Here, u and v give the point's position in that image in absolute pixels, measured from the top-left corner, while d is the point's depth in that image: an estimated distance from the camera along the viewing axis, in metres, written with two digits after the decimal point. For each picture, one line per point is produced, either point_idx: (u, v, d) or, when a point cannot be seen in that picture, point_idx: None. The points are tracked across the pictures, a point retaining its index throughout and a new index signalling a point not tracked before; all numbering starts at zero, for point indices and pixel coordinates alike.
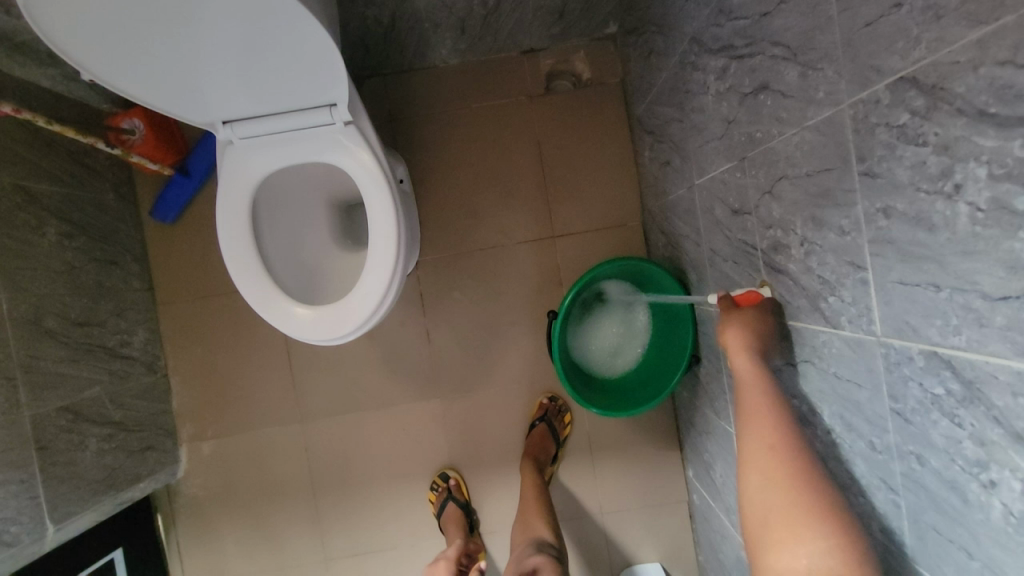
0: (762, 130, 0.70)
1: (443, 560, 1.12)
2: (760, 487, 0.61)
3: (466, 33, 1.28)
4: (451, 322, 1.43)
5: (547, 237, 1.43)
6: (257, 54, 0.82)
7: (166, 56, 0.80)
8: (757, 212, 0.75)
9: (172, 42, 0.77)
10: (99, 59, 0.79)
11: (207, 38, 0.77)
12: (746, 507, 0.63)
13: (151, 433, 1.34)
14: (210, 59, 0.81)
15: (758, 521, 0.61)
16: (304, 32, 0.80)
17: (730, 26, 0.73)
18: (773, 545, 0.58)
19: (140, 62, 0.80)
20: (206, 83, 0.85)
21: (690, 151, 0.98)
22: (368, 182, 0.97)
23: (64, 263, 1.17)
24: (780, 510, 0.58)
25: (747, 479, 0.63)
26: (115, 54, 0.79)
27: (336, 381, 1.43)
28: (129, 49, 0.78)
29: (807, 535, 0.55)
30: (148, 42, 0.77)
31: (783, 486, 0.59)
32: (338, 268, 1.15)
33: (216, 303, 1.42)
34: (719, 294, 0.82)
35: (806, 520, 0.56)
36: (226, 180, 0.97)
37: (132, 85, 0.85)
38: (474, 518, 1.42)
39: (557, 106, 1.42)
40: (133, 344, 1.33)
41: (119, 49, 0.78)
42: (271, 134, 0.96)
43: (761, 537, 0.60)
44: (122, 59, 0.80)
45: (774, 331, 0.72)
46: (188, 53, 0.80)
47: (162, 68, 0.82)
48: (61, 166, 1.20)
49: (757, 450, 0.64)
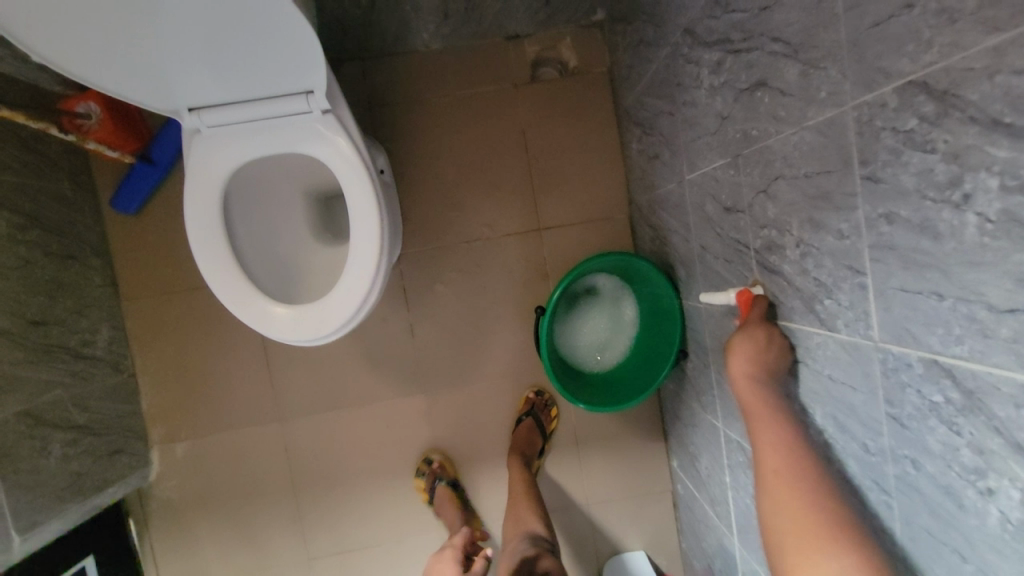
0: (758, 128, 0.69)
1: (450, 549, 1.09)
2: (774, 509, 0.62)
3: (450, 17, 1.23)
4: (436, 317, 1.41)
5: (533, 230, 1.41)
6: (221, 32, 0.75)
7: (127, 35, 0.73)
8: (751, 210, 0.74)
9: (135, 21, 0.71)
10: (52, 36, 0.72)
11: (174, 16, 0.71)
12: (764, 529, 0.63)
13: (120, 436, 1.28)
14: (171, 38, 0.74)
15: (775, 542, 0.61)
16: (272, 8, 0.73)
17: (727, 19, 0.72)
18: (789, 568, 0.58)
19: (99, 41, 0.74)
20: (168, 65, 0.78)
21: (681, 145, 0.96)
22: (348, 173, 0.92)
23: (17, 258, 1.08)
24: (794, 533, 0.59)
25: (763, 501, 0.64)
26: (69, 31, 0.71)
27: (315, 378, 1.39)
28: (86, 25, 0.71)
29: (823, 559, 0.55)
30: (108, 19, 0.70)
31: (795, 509, 0.60)
32: (319, 264, 1.11)
33: (186, 298, 1.35)
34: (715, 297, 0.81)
35: (821, 545, 0.56)
36: (195, 172, 0.91)
37: (87, 67, 0.77)
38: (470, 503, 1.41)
39: (543, 96, 1.38)
40: (97, 343, 1.26)
41: (73, 25, 0.71)
42: (240, 122, 0.89)
43: (779, 558, 0.60)
44: (77, 37, 0.72)
45: (782, 340, 0.70)
46: (143, 30, 0.72)
47: (117, 48, 0.75)
48: (12, 153, 1.10)
49: (765, 469, 0.65)
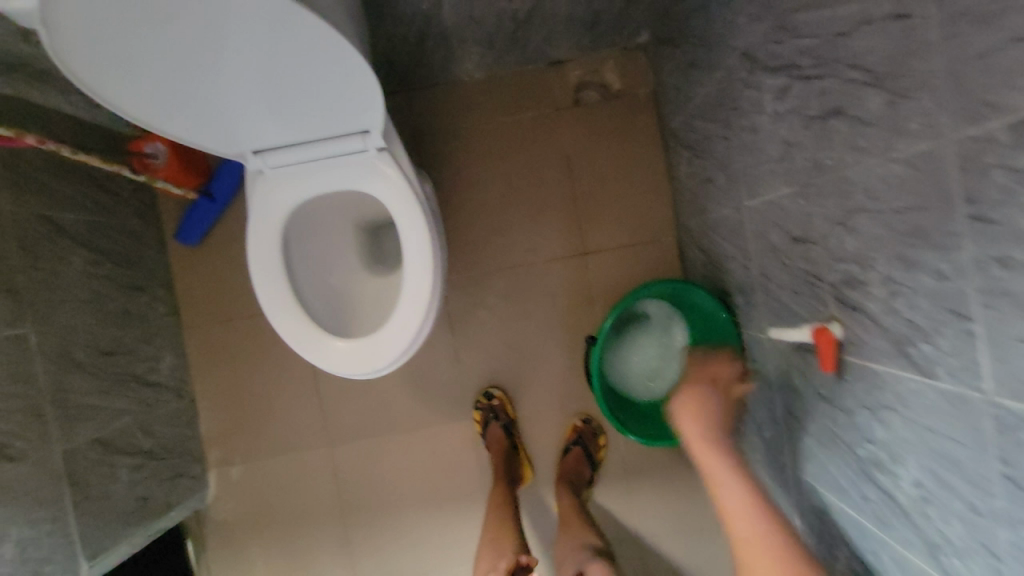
0: (832, 157, 0.65)
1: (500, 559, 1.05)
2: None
3: (494, 47, 1.23)
4: (481, 342, 1.40)
5: (579, 254, 1.39)
6: (286, 82, 0.77)
7: (195, 84, 0.75)
8: (825, 242, 0.70)
9: (202, 70, 0.73)
10: (127, 91, 0.75)
11: (237, 63, 0.72)
12: None
13: (180, 460, 1.33)
14: (240, 89, 0.77)
15: None
16: (336, 58, 0.74)
17: (794, 44, 0.69)
18: None
19: (169, 92, 0.76)
20: (236, 113, 0.81)
21: (739, 170, 0.93)
22: (403, 210, 0.93)
23: (91, 292, 1.15)
24: None
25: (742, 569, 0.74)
26: (143, 86, 0.74)
27: (363, 403, 1.41)
28: (158, 78, 0.73)
29: None
30: (178, 70, 0.72)
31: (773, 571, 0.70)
32: (370, 295, 1.11)
33: (241, 326, 1.40)
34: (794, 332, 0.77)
35: None
36: (258, 212, 0.94)
37: (159, 116, 0.80)
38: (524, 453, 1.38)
39: (587, 119, 1.38)
40: (160, 370, 1.31)
41: (146, 79, 0.73)
42: (300, 163, 0.92)
43: None
44: (150, 90, 0.75)
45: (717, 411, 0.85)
46: (214, 83, 0.75)
47: (189, 100, 0.78)
48: (86, 193, 1.17)
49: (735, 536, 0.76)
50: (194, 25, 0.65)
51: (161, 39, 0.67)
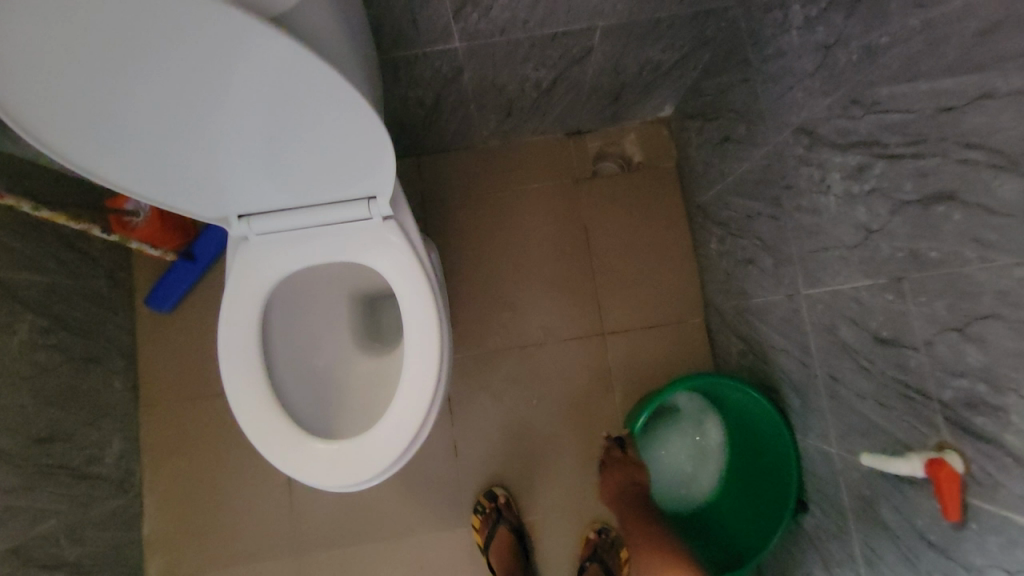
0: (939, 249, 0.54)
1: None
2: None
3: (513, 115, 1.17)
4: (483, 433, 1.22)
5: (596, 335, 1.25)
6: (287, 141, 0.66)
7: (175, 135, 0.63)
8: (930, 350, 0.57)
9: (185, 118, 0.60)
10: (89, 140, 0.62)
11: (230, 112, 0.60)
12: None
13: (111, 573, 1.09)
14: (231, 146, 0.65)
15: None
16: (348, 121, 0.64)
17: (874, 120, 0.60)
18: None
19: (142, 142, 0.63)
20: (223, 171, 0.69)
21: (791, 254, 0.82)
22: (407, 286, 0.80)
23: (34, 366, 0.98)
24: None
25: None
26: (109, 134, 0.61)
27: (342, 503, 1.20)
28: (129, 129, 0.61)
29: None
30: (155, 118, 0.60)
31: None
32: (359, 379, 0.95)
33: (209, 406, 1.22)
34: (890, 461, 0.61)
35: None
36: (237, 282, 0.80)
37: (131, 171, 0.67)
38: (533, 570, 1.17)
39: (606, 192, 1.29)
40: (104, 459, 1.11)
41: (114, 128, 0.61)
42: (293, 229, 0.80)
43: None
44: (119, 139, 0.62)
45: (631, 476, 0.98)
46: (201, 139, 0.64)
47: (169, 156, 0.66)
48: (49, 252, 1.04)
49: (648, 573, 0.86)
50: (178, 68, 0.54)
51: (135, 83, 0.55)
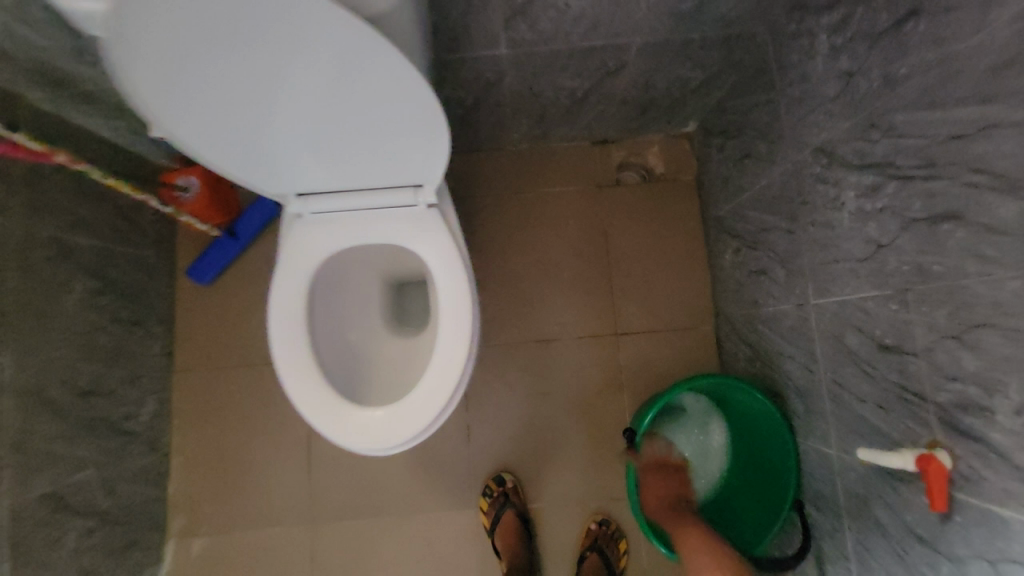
0: (942, 263, 0.59)
1: None
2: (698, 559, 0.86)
3: (545, 120, 1.23)
4: (495, 420, 1.28)
5: (609, 334, 1.31)
6: (358, 127, 0.72)
7: (256, 113, 0.69)
8: (929, 355, 0.62)
9: (268, 98, 0.66)
10: (182, 115, 0.68)
11: (308, 94, 0.66)
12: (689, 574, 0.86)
13: (137, 526, 1.15)
14: (308, 129, 0.72)
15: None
16: (416, 114, 0.70)
17: (889, 143, 0.66)
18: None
19: (228, 119, 0.69)
20: (295, 151, 0.76)
21: (803, 265, 0.87)
22: (443, 270, 0.86)
23: (85, 324, 1.04)
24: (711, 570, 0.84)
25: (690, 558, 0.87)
26: (196, 110, 0.67)
27: (356, 478, 1.26)
28: (221, 107, 0.67)
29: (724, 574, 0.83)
30: (246, 98, 0.66)
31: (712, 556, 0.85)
32: (388, 357, 1.02)
33: (238, 376, 1.28)
34: (886, 459, 0.66)
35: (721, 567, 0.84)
36: (288, 256, 0.87)
37: (212, 147, 0.73)
38: (536, 557, 1.22)
39: (627, 200, 1.35)
40: (138, 418, 1.17)
41: (203, 103, 0.66)
42: (344, 211, 0.86)
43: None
44: (205, 113, 0.68)
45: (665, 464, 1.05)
46: (282, 120, 0.70)
47: (250, 134, 0.72)
48: (106, 219, 1.11)
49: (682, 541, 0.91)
50: (278, 54, 0.60)
51: (233, 64, 0.61)
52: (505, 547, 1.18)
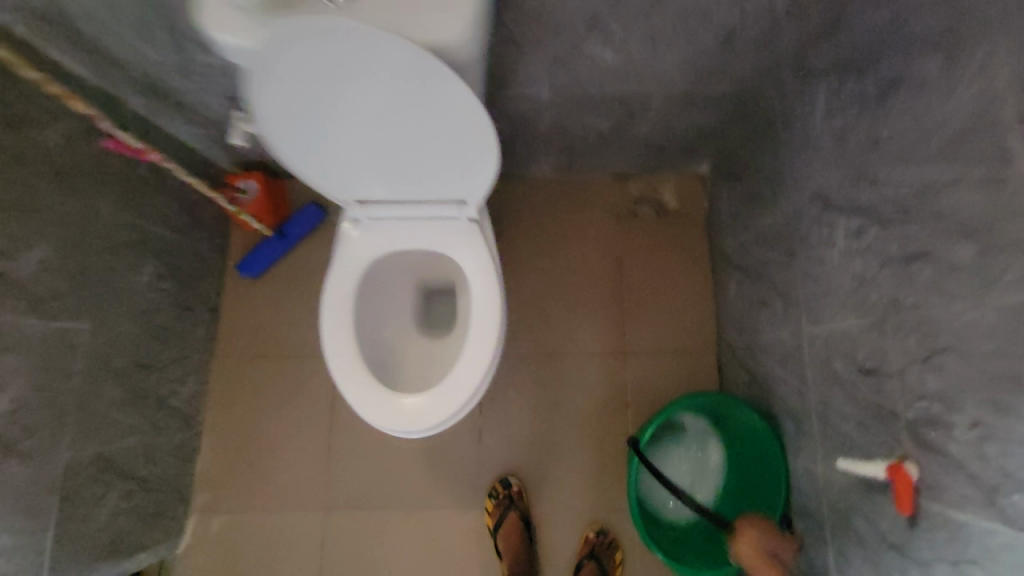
0: (914, 296, 0.69)
1: None
2: None
3: (572, 153, 1.36)
4: (506, 426, 1.36)
5: (618, 353, 1.40)
6: (426, 149, 0.84)
7: (341, 130, 0.81)
8: (902, 377, 0.71)
9: (357, 118, 0.79)
10: (283, 127, 0.80)
11: (391, 117, 0.79)
12: None
13: (167, 496, 1.24)
14: (384, 147, 0.84)
15: None
16: (477, 142, 0.83)
17: (874, 193, 0.77)
18: None
19: (319, 133, 0.82)
20: (368, 166, 0.88)
21: (799, 297, 0.97)
22: (478, 277, 0.97)
23: (148, 303, 1.16)
24: None
25: None
26: (296, 123, 0.79)
27: (371, 469, 1.34)
28: (317, 123, 0.80)
29: None
30: (340, 117, 0.79)
31: None
32: (419, 356, 1.12)
33: (271, 365, 1.38)
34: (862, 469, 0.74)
35: None
36: (343, 255, 0.98)
37: (298, 156, 0.85)
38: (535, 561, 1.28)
39: (642, 230, 1.47)
40: (179, 395, 1.27)
41: (303, 118, 0.79)
42: (396, 219, 0.98)
43: None
44: (301, 127, 0.80)
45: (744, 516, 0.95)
46: (364, 138, 0.83)
47: (334, 148, 0.84)
48: (176, 213, 1.24)
49: None
50: (376, 82, 0.73)
51: (334, 88, 0.74)
52: (506, 547, 1.25)
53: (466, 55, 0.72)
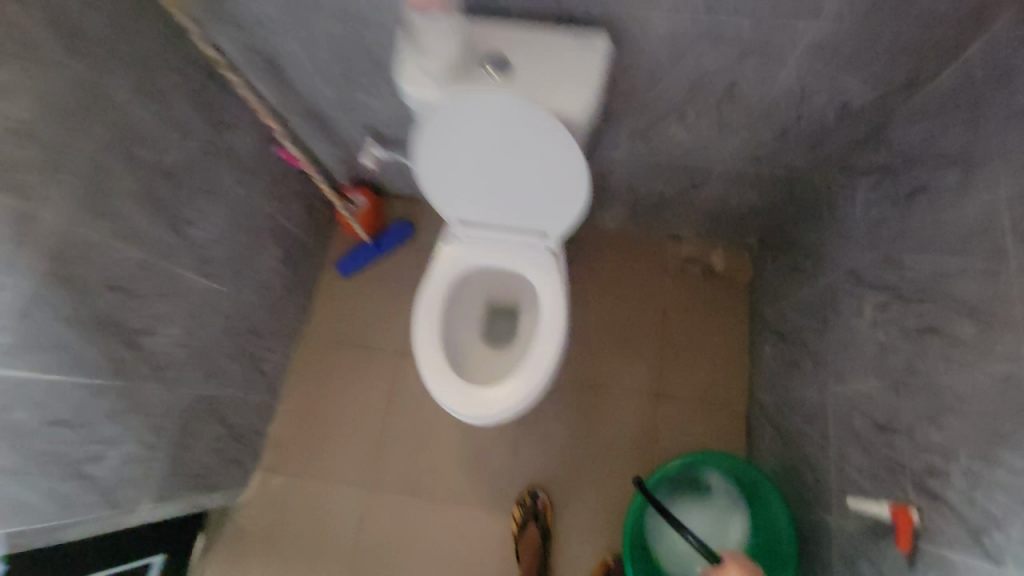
0: (925, 363, 0.82)
1: None
2: None
3: (636, 210, 1.55)
4: (541, 442, 1.49)
5: (653, 395, 1.52)
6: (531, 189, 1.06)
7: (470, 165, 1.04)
8: (910, 433, 0.83)
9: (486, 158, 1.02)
10: (428, 157, 1.03)
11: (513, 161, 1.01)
12: None
13: (241, 448, 1.42)
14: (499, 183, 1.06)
15: None
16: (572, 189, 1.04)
17: (899, 274, 0.91)
18: None
19: (453, 166, 1.04)
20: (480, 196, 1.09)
21: (828, 360, 1.09)
22: (547, 300, 1.15)
23: (267, 281, 1.39)
24: None
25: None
26: (440, 156, 1.03)
27: (415, 460, 1.49)
28: (455, 158, 1.03)
29: None
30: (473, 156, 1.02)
31: None
32: (483, 360, 1.29)
33: (346, 352, 1.58)
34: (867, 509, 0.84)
35: None
36: (439, 265, 1.19)
37: (430, 181, 1.08)
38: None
39: (688, 288, 1.62)
40: (270, 363, 1.48)
41: (446, 153, 1.02)
42: (487, 241, 1.18)
43: None
44: (442, 159, 1.03)
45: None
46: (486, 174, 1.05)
47: (459, 179, 1.07)
48: (299, 212, 1.50)
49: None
50: (511, 134, 0.96)
51: (478, 133, 0.97)
52: (526, 553, 1.35)
53: (581, 125, 0.95)
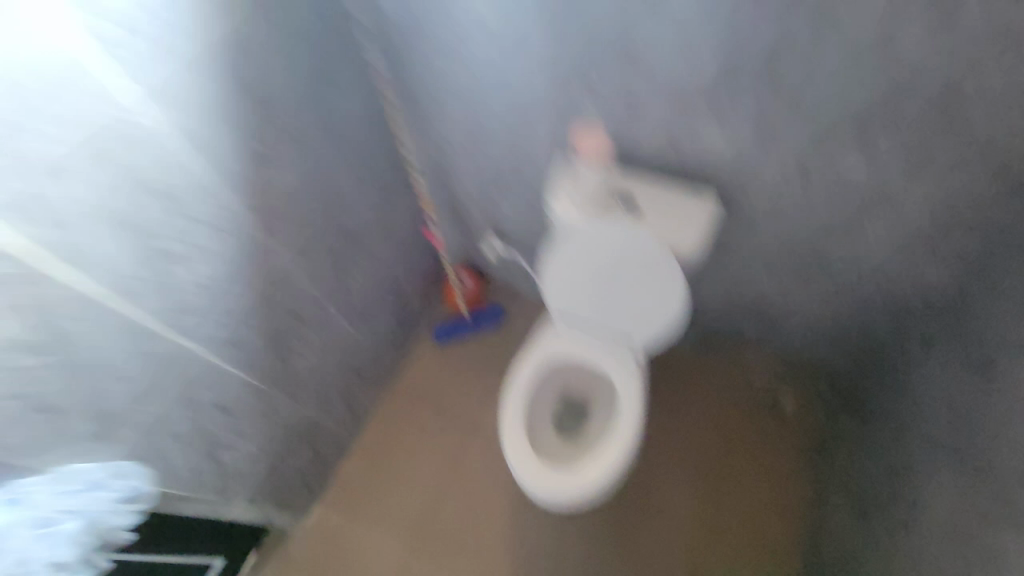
0: (984, 546, 0.85)
1: None
2: None
3: (710, 339, 1.65)
4: (584, 546, 1.54)
5: (703, 526, 1.53)
6: (636, 303, 1.25)
7: (589, 275, 1.26)
8: None
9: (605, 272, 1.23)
10: (557, 263, 1.26)
11: (627, 279, 1.23)
12: None
13: (314, 478, 1.56)
14: (609, 293, 1.26)
15: None
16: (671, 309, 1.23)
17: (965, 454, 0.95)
18: None
19: (575, 273, 1.26)
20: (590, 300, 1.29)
21: (895, 530, 1.09)
22: (627, 402, 1.32)
23: (379, 335, 1.61)
24: None
25: None
26: (567, 264, 1.25)
27: (461, 532, 1.58)
28: (579, 266, 1.25)
29: None
30: (595, 268, 1.24)
31: None
32: (555, 442, 1.44)
33: (423, 412, 1.73)
34: None
35: None
36: (536, 353, 1.39)
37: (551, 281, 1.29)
38: None
39: (753, 423, 1.61)
40: (358, 406, 1.65)
41: (573, 262, 1.25)
42: (583, 338, 1.36)
43: None
44: (568, 266, 1.26)
45: None
46: (600, 284, 1.26)
47: (577, 284, 1.28)
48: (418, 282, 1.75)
49: None
50: (632, 258, 1.19)
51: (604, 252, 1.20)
52: None
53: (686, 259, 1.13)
